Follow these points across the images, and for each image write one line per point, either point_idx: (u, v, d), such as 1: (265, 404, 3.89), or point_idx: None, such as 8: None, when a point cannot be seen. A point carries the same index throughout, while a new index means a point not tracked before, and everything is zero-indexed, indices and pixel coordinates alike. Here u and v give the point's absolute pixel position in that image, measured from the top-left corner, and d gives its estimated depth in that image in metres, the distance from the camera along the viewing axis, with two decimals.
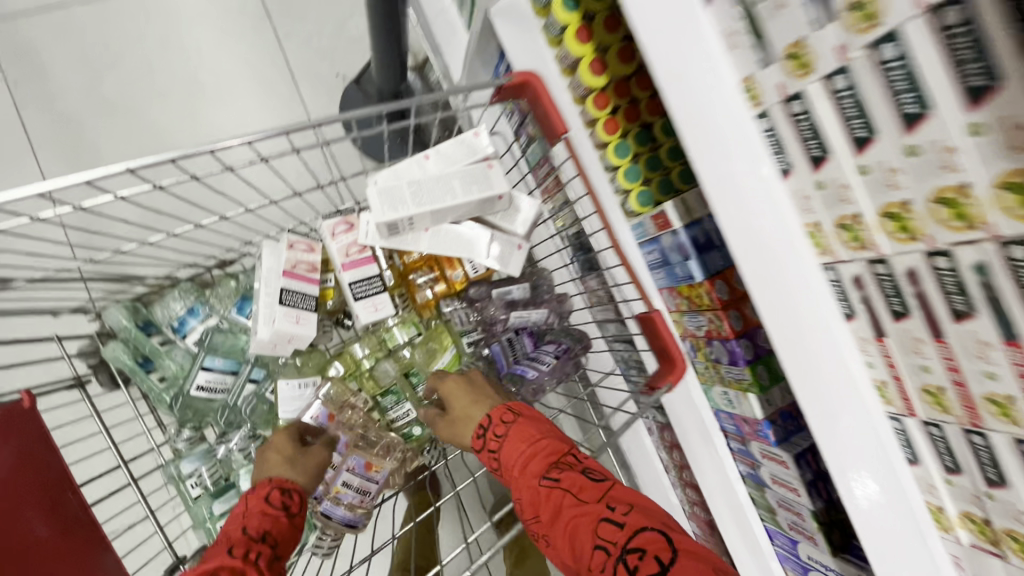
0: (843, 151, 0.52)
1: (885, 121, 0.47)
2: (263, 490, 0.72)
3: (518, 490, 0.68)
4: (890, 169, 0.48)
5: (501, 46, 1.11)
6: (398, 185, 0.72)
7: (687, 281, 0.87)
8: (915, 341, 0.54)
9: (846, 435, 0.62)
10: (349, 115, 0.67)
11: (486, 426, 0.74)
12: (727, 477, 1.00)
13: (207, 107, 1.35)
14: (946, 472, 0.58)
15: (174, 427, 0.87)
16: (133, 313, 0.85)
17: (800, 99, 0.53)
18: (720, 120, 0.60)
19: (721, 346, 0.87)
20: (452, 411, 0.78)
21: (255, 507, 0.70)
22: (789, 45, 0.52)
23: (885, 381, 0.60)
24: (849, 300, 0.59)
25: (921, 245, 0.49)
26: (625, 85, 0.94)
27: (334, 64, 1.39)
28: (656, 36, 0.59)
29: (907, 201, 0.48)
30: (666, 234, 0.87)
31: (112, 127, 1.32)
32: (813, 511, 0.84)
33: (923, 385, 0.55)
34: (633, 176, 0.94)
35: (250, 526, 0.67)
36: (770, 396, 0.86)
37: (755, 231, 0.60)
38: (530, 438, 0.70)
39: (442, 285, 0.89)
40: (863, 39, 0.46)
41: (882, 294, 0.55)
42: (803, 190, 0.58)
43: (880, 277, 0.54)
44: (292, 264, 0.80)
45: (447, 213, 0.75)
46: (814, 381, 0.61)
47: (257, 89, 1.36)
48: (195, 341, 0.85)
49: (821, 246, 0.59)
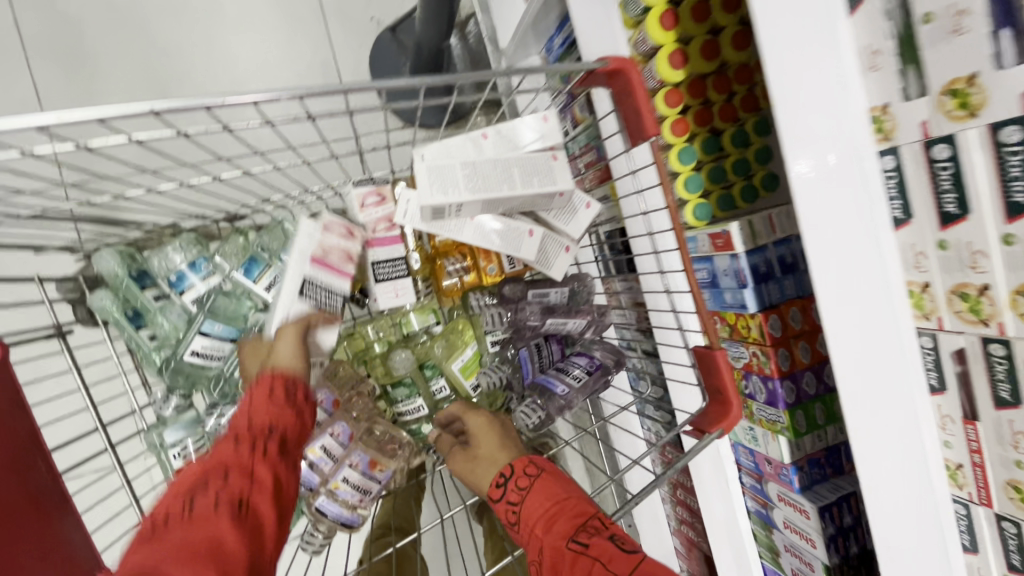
0: (987, 214, 0.47)
1: None
2: (262, 391, 0.57)
3: (536, 552, 0.56)
4: None
5: (564, 17, 1.00)
6: (451, 164, 0.64)
7: (738, 310, 0.81)
8: (1015, 432, 0.51)
9: (902, 510, 0.58)
10: (385, 84, 0.54)
11: (507, 476, 0.61)
12: (733, 516, 0.93)
13: (225, 32, 1.21)
14: (1008, 568, 0.55)
15: (160, 390, 0.80)
16: (127, 260, 0.76)
17: (949, 144, 0.47)
18: (837, 155, 0.51)
19: (760, 383, 0.82)
20: (477, 446, 0.66)
21: (255, 412, 0.55)
22: (952, 81, 0.46)
23: (959, 462, 0.57)
24: (941, 371, 0.55)
25: None
26: (701, 83, 0.85)
27: (369, 6, 1.25)
28: (782, 47, 0.50)
29: None
30: (724, 256, 0.80)
31: (116, 38, 1.18)
32: (826, 565, 0.80)
33: (1010, 477, 0.52)
34: (694, 187, 0.86)
35: (256, 418, 0.55)
36: (801, 442, 0.81)
37: (852, 284, 0.53)
38: (557, 496, 0.57)
39: (472, 276, 0.81)
40: None
41: (988, 374, 0.51)
42: (918, 246, 0.53)
43: (993, 356, 0.50)
44: (323, 250, 0.70)
45: (500, 204, 0.66)
46: (881, 452, 0.56)
47: (282, 21, 1.23)
48: (194, 300, 0.76)
49: (922, 308, 0.54)
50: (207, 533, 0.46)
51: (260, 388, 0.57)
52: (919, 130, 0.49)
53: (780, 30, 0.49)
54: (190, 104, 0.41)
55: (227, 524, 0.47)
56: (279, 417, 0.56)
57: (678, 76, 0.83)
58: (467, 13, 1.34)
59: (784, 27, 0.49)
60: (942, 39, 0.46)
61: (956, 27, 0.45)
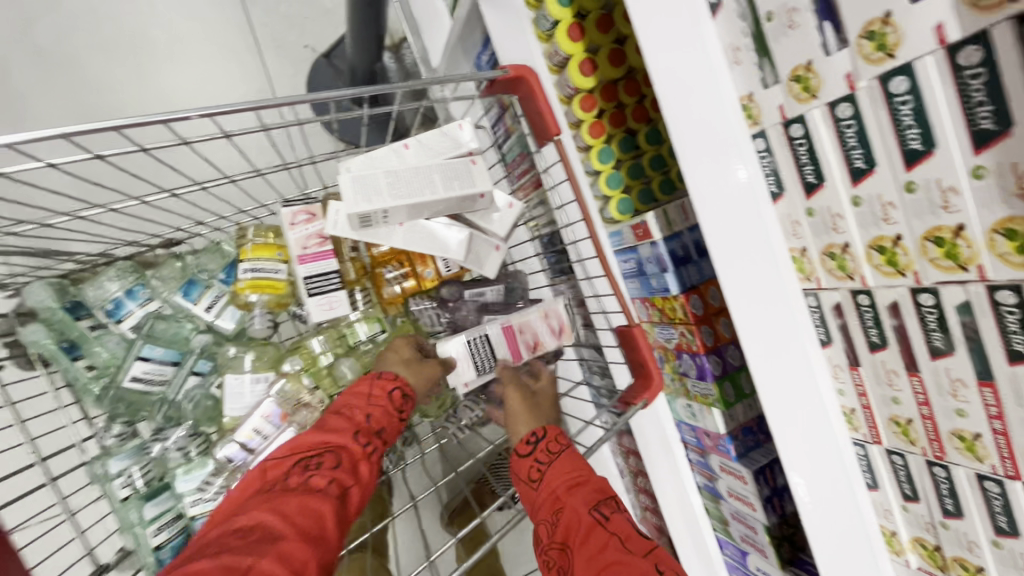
0: (839, 180, 0.51)
1: (885, 154, 0.47)
2: (379, 391, 0.72)
3: (549, 513, 0.65)
4: (885, 203, 0.48)
5: (487, 35, 1.06)
6: (374, 174, 0.68)
7: (663, 293, 0.86)
8: (889, 372, 0.55)
9: (807, 456, 0.62)
10: (321, 96, 0.58)
11: (540, 438, 0.71)
12: (684, 487, 0.99)
13: (157, 67, 1.23)
14: (903, 497, 0.58)
15: (102, 420, 0.80)
16: (60, 292, 0.76)
17: (800, 123, 0.52)
18: (712, 134, 0.58)
19: (690, 360, 0.87)
20: (540, 396, 0.78)
21: (361, 413, 0.69)
22: (795, 67, 0.51)
23: (853, 408, 0.60)
24: (827, 327, 0.59)
25: (907, 280, 0.49)
26: (613, 88, 0.91)
27: (303, 35, 1.29)
28: (658, 49, 0.58)
29: (899, 236, 0.48)
30: (645, 244, 0.86)
31: (45, 79, 1.19)
32: (766, 526, 0.86)
33: (891, 413, 0.56)
34: (615, 184, 0.92)
35: (369, 417, 0.70)
36: (733, 412, 0.86)
37: (738, 246, 0.59)
38: (578, 469, 0.68)
39: (412, 281, 0.85)
40: (874, 70, 0.45)
41: (860, 323, 0.55)
42: (792, 215, 0.57)
43: (862, 306, 0.54)
44: (303, 245, 0.77)
45: (424, 209, 0.70)
46: (782, 399, 0.61)
47: (215, 53, 1.25)
48: (133, 327, 0.77)
49: (804, 271, 0.59)
50: (310, 508, 0.58)
51: (373, 386, 0.72)
52: (778, 112, 0.54)
53: (655, 35, 0.58)
54: (102, 125, 0.44)
55: (329, 505, 0.59)
56: (386, 418, 0.71)
57: (590, 83, 0.89)
58: (402, 37, 1.39)
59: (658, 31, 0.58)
60: (783, 33, 0.51)
61: (792, 21, 0.50)
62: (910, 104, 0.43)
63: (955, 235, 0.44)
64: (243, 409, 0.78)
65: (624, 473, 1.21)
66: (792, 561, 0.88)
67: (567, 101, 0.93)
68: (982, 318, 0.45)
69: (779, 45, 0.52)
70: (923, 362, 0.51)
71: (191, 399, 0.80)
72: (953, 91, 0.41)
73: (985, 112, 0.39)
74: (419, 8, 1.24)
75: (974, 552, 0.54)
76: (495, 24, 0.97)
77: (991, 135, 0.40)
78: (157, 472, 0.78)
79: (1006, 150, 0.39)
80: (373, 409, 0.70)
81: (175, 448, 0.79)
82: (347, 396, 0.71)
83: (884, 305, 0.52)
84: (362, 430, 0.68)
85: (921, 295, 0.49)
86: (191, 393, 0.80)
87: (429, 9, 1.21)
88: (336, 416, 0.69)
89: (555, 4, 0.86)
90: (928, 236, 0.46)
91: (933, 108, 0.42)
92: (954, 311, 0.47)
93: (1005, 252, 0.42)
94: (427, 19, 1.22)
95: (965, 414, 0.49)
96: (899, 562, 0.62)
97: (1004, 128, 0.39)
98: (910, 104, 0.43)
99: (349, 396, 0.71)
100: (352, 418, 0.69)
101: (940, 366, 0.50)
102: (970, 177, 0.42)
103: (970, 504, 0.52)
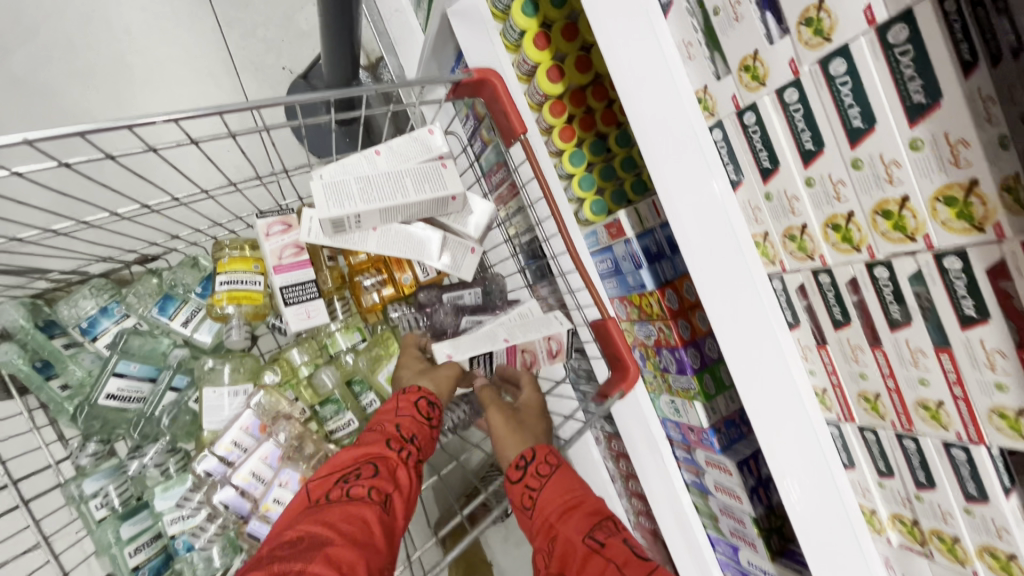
0: (791, 163, 0.53)
1: (831, 134, 0.48)
2: (406, 404, 0.69)
3: (544, 539, 0.65)
4: (835, 182, 0.50)
5: (459, 48, 1.08)
6: (346, 179, 0.69)
7: (639, 290, 0.88)
8: (854, 348, 0.56)
9: (792, 446, 0.61)
10: (294, 100, 0.60)
11: (529, 461, 0.71)
12: (673, 486, 0.99)
13: (134, 91, 1.24)
14: (879, 474, 0.59)
15: (78, 441, 0.79)
16: (32, 311, 0.75)
17: (753, 111, 0.54)
18: (675, 130, 0.58)
19: (670, 355, 0.88)
20: (523, 415, 0.77)
21: (396, 423, 0.67)
22: (744, 57, 0.53)
23: (824, 387, 0.61)
24: (793, 309, 0.60)
25: (862, 255, 0.51)
26: (581, 94, 0.93)
27: (280, 56, 1.31)
28: (618, 48, 0.58)
29: (851, 213, 0.50)
30: (619, 242, 0.87)
31: (21, 106, 1.20)
32: (754, 518, 0.86)
33: (859, 389, 0.57)
34: (587, 186, 0.95)
35: (403, 425, 0.68)
36: (715, 405, 0.87)
37: (705, 238, 0.59)
38: (570, 492, 0.68)
39: (390, 289, 0.84)
40: (814, 54, 0.47)
41: (824, 302, 0.56)
42: (753, 201, 0.59)
43: (823, 285, 0.56)
44: (279, 255, 0.77)
45: (397, 212, 0.72)
46: (761, 391, 0.60)
47: (192, 76, 1.27)
48: (108, 344, 0.78)
49: (767, 255, 0.60)
50: (357, 513, 0.57)
51: (402, 398, 0.70)
52: (732, 102, 0.57)
53: (613, 33, 0.57)
54: (66, 131, 0.45)
55: (374, 514, 0.58)
56: (416, 426, 0.68)
57: (557, 90, 0.91)
58: (379, 55, 1.41)
59: (616, 30, 0.57)
60: (729, 25, 0.53)
61: (736, 14, 0.52)
62: (848, 84, 0.45)
63: (901, 207, 0.46)
64: (221, 423, 0.77)
65: (616, 477, 1.20)
66: (782, 554, 0.88)
67: (537, 108, 0.95)
68: (933, 287, 0.46)
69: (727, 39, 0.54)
70: (885, 334, 0.52)
71: (168, 414, 0.79)
72: (886, 68, 0.43)
73: (916, 86, 0.41)
74: (393, 26, 1.26)
75: (949, 523, 0.54)
76: (466, 36, 1.00)
77: (924, 108, 0.42)
78: (134, 490, 0.77)
79: (939, 121, 0.41)
80: (400, 417, 0.68)
81: (153, 465, 0.78)
82: (384, 408, 0.70)
83: (843, 282, 0.54)
84: (398, 437, 0.66)
85: (876, 269, 0.50)
86: (168, 408, 0.79)
87: (404, 26, 1.24)
88: (373, 429, 0.68)
89: (520, 14, 0.88)
90: (877, 210, 0.48)
91: (870, 85, 0.44)
92: (907, 281, 0.48)
93: (947, 219, 0.43)
94: (402, 36, 1.25)
95: (927, 383, 0.51)
96: (880, 541, 0.63)
97: (934, 100, 0.41)
98: (849, 84, 0.45)
99: (383, 409, 0.70)
100: (390, 431, 0.67)
101: (901, 338, 0.51)
102: (909, 149, 0.44)
103: (940, 474, 0.53)
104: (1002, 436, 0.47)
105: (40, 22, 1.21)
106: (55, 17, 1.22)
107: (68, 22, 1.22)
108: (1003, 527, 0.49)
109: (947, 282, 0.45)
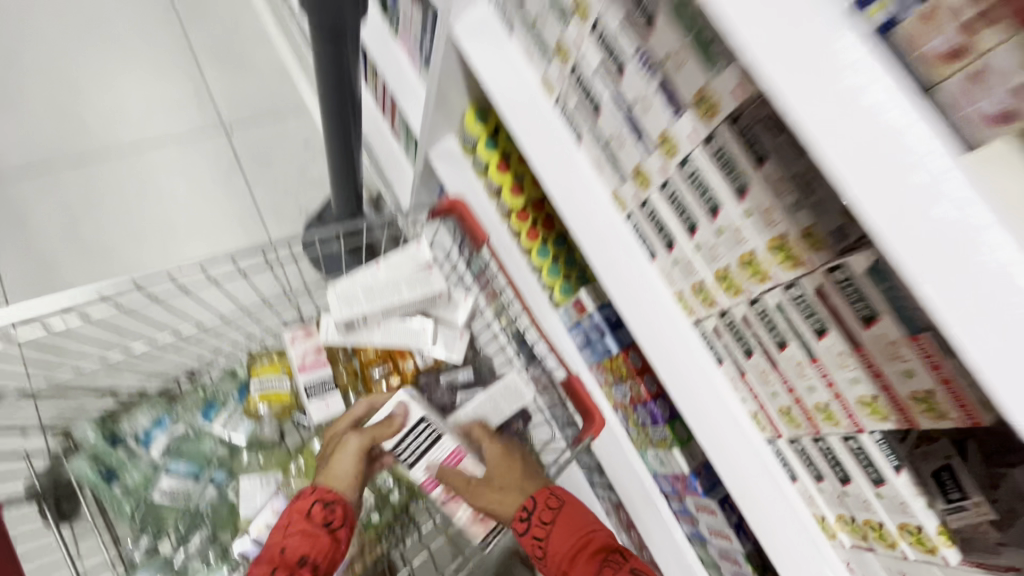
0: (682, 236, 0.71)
1: (699, 213, 0.67)
2: (296, 514, 0.79)
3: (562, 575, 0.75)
4: (711, 246, 0.67)
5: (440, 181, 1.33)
6: (354, 290, 0.88)
7: (608, 355, 1.02)
8: (763, 371, 0.69)
9: (738, 460, 0.73)
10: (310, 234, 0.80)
11: (532, 509, 0.79)
12: (674, 539, 1.04)
13: (178, 243, 1.51)
14: (815, 480, 0.68)
15: (130, 540, 0.90)
16: (101, 427, 0.91)
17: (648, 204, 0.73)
18: (598, 224, 0.81)
19: (644, 409, 1.00)
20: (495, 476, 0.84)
21: (293, 539, 0.76)
22: (634, 168, 0.73)
23: (756, 410, 0.73)
24: (716, 348, 0.74)
25: (744, 297, 0.66)
26: (540, 204, 1.14)
27: (297, 200, 1.57)
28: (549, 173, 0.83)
29: (727, 266, 0.66)
30: (585, 317, 1.04)
31: (87, 265, 1.46)
32: (747, 557, 0.91)
33: (778, 405, 0.69)
34: (555, 274, 1.11)
35: (290, 546, 0.76)
36: (692, 450, 0.96)
37: (636, 297, 0.78)
38: (578, 532, 0.76)
39: (396, 377, 1.00)
40: (672, 162, 0.66)
41: (733, 339, 0.71)
42: (666, 268, 0.76)
43: (727, 324, 0.70)
44: (301, 356, 0.94)
45: (396, 310, 0.90)
46: (702, 413, 0.74)
47: (225, 226, 1.53)
48: (161, 450, 0.92)
49: (688, 308, 0.75)
50: None
51: (299, 511, 0.80)
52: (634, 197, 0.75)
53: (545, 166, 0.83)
54: None
55: None
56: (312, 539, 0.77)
57: (519, 200, 1.12)
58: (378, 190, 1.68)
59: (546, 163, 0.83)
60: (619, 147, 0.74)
61: (621, 140, 0.73)
62: (697, 177, 0.64)
63: (753, 257, 0.62)
64: (255, 510, 0.89)
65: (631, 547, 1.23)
66: None
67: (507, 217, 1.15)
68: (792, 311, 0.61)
69: (619, 157, 0.75)
70: (777, 356, 0.66)
71: (209, 507, 0.91)
72: (714, 166, 0.62)
73: (734, 175, 0.60)
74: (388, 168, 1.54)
75: (872, 511, 0.63)
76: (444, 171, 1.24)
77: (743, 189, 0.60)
78: None
79: (754, 196, 0.59)
80: (305, 519, 0.78)
81: (196, 556, 0.88)
82: (285, 523, 0.79)
83: (740, 317, 0.68)
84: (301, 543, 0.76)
85: (754, 305, 0.65)
86: (210, 501, 0.91)
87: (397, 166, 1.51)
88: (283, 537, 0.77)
89: (483, 149, 1.13)
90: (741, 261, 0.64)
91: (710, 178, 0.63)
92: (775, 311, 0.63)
93: (782, 262, 0.59)
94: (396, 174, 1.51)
95: (815, 389, 0.63)
96: (838, 546, 0.70)
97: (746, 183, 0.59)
98: (697, 177, 0.64)
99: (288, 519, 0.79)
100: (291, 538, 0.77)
101: (787, 356, 0.64)
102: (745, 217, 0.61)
103: (851, 467, 0.63)
104: (873, 421, 0.59)
105: (105, 200, 1.51)
106: (118, 194, 1.52)
107: (128, 196, 1.52)
108: (903, 501, 0.59)
109: (797, 307, 0.60)
